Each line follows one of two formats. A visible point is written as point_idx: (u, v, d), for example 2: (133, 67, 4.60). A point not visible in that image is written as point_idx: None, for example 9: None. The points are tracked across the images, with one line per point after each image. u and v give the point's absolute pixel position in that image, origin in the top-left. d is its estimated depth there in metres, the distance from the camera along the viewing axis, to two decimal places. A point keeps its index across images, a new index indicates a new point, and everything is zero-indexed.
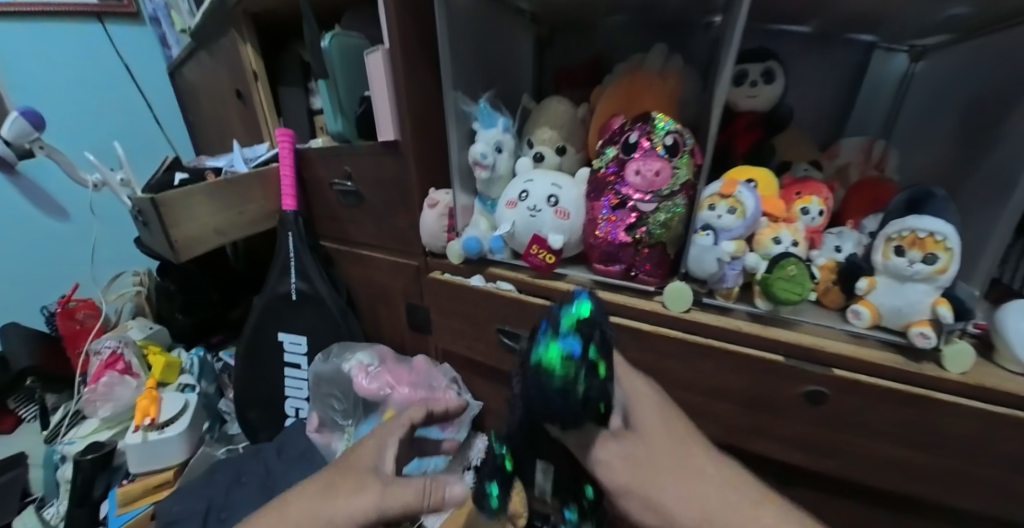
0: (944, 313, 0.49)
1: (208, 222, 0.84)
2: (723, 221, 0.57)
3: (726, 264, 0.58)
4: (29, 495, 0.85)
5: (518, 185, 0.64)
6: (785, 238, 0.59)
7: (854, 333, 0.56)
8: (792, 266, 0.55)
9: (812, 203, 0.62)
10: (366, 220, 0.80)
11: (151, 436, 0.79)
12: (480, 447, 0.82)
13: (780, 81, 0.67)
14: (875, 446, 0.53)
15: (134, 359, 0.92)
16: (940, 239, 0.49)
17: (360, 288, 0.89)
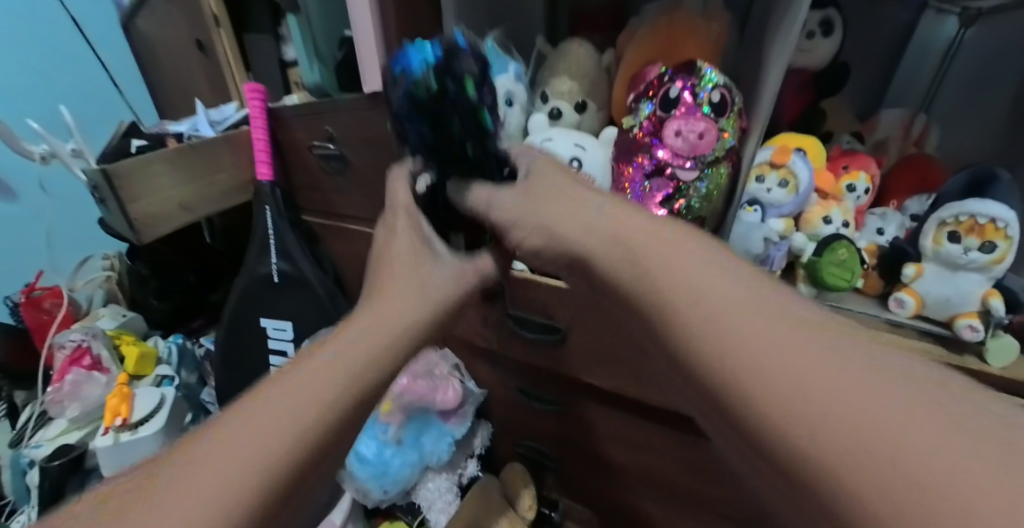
0: (996, 306, 0.46)
1: (171, 196, 0.74)
2: (772, 195, 0.52)
3: (772, 245, 0.54)
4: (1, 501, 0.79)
5: (534, 145, 0.55)
6: (836, 218, 0.53)
7: (894, 322, 0.51)
8: (843, 249, 0.50)
9: (861, 180, 0.55)
10: (353, 192, 0.70)
11: (123, 438, 0.72)
12: (482, 437, 0.75)
13: (839, 34, 0.58)
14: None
15: (104, 353, 0.83)
16: (1002, 226, 0.45)
17: (350, 266, 0.80)
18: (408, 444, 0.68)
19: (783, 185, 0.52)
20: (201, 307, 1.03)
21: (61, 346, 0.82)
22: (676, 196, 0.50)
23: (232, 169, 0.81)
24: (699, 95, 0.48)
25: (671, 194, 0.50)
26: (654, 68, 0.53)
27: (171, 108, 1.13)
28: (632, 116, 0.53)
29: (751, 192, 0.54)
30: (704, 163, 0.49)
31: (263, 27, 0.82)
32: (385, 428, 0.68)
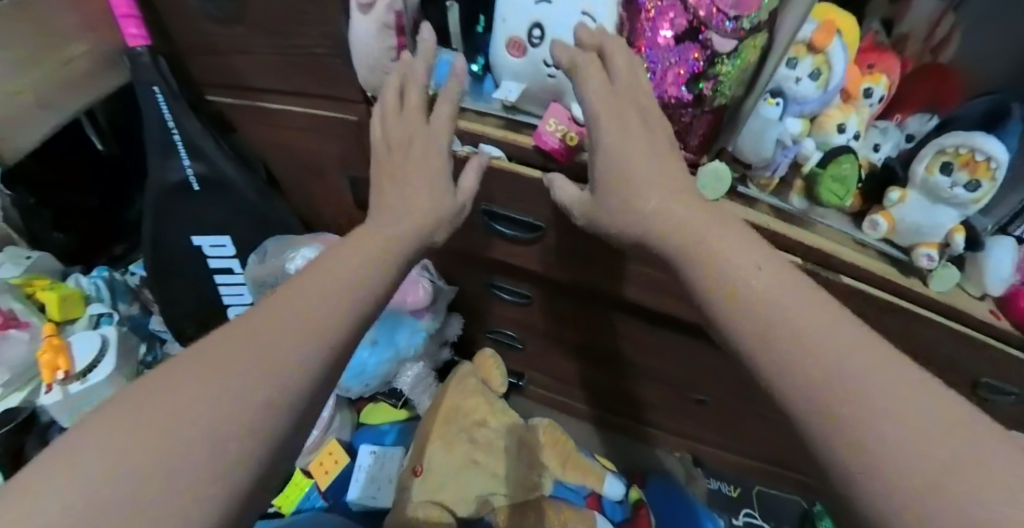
0: (958, 242, 0.43)
1: (19, 86, 0.53)
2: (800, 89, 0.41)
3: (782, 148, 0.44)
4: None
5: (525, 11, 0.42)
6: (852, 128, 0.43)
7: (859, 240, 0.47)
8: (847, 162, 0.42)
9: (880, 85, 0.44)
10: (261, 53, 0.54)
11: (72, 389, 0.60)
12: (455, 326, 0.72)
13: None
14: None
15: (17, 306, 0.63)
16: (995, 166, 0.39)
17: (276, 156, 0.66)
18: (380, 344, 0.65)
19: (815, 76, 0.40)
20: (124, 228, 0.82)
21: None
22: (703, 76, 0.38)
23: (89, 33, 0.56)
24: None
25: (692, 79, 0.38)
26: None
27: None
28: None
29: (775, 80, 0.41)
30: (742, 27, 0.35)
31: None
32: None
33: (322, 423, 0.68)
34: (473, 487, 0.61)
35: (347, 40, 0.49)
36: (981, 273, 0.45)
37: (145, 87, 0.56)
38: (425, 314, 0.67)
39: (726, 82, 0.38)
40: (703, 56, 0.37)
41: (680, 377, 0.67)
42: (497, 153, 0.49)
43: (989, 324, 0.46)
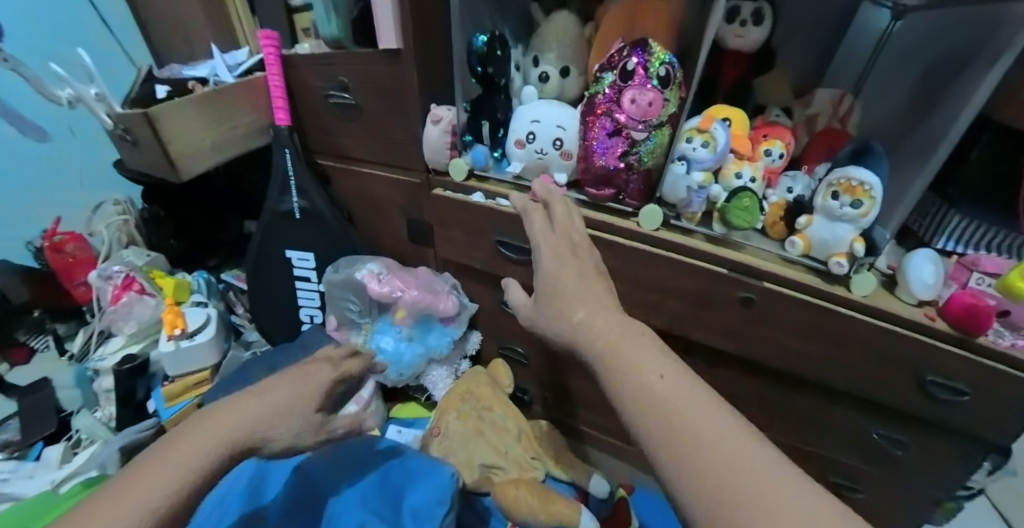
0: (858, 248, 0.61)
1: (204, 137, 0.84)
2: (697, 154, 0.68)
3: (693, 191, 0.70)
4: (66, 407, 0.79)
5: (526, 125, 0.77)
6: (745, 174, 0.69)
7: (785, 256, 0.69)
8: (747, 198, 0.67)
9: (775, 146, 0.70)
10: (361, 133, 0.87)
11: (182, 345, 0.73)
12: (474, 341, 0.94)
13: (768, 23, 0.71)
14: (784, 340, 0.70)
15: (147, 280, 0.78)
16: (867, 188, 0.59)
17: (354, 203, 0.95)
18: (417, 340, 0.87)
19: (705, 146, 0.67)
20: (213, 245, 0.95)
21: (107, 277, 0.77)
22: (632, 150, 0.71)
23: (253, 114, 0.90)
24: (651, 70, 0.68)
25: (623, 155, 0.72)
26: (616, 43, 0.74)
27: None
28: (600, 82, 0.73)
29: (680, 149, 0.69)
30: (650, 125, 0.70)
31: None
32: (399, 328, 0.86)
33: (361, 401, 0.83)
34: (476, 455, 0.81)
35: (420, 134, 0.82)
36: (906, 282, 0.61)
37: (277, 146, 0.84)
38: (452, 322, 0.89)
39: (645, 155, 0.72)
40: (628, 142, 0.71)
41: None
42: (508, 204, 0.81)
43: (903, 318, 0.61)
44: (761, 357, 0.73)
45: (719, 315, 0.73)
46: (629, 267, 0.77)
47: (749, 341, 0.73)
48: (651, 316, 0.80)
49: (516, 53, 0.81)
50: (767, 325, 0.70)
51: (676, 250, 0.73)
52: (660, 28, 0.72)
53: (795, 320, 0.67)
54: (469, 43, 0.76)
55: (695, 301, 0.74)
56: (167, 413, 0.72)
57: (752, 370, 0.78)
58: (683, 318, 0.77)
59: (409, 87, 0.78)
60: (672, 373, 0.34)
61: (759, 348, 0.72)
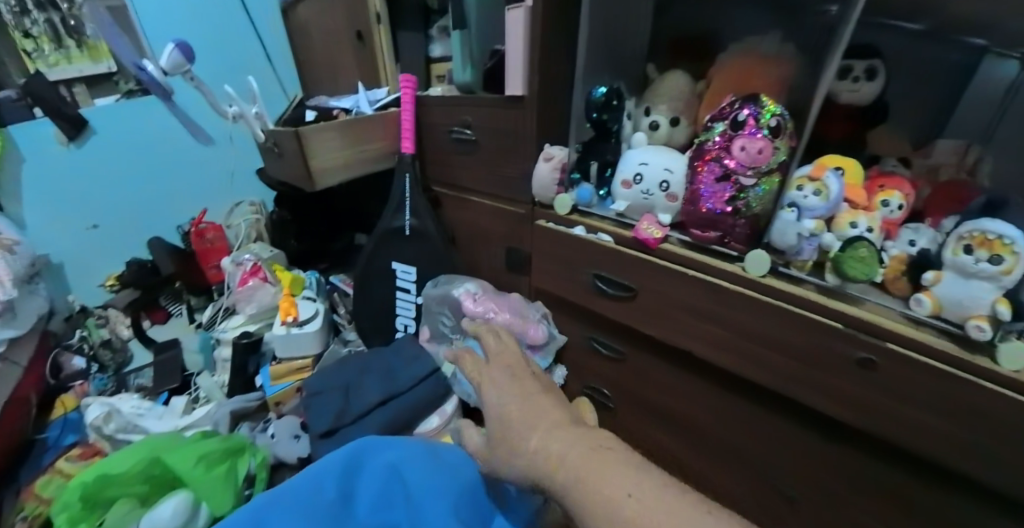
0: (1002, 310, 0.59)
1: (337, 156, 0.95)
2: (808, 201, 0.70)
3: (804, 239, 0.71)
4: (189, 370, 0.93)
5: (634, 167, 0.82)
6: (861, 223, 0.72)
7: (913, 317, 0.67)
8: (864, 248, 0.68)
9: (893, 198, 0.74)
10: (476, 166, 0.97)
11: (293, 330, 0.85)
12: (559, 373, 1.07)
13: (881, 79, 0.78)
14: (915, 415, 0.63)
15: (270, 272, 0.94)
16: (1007, 242, 0.58)
17: (462, 229, 1.06)
18: None
19: (817, 194, 0.70)
20: (327, 252, 1.13)
21: (239, 263, 0.95)
22: (739, 195, 0.75)
23: (381, 141, 1.01)
24: (762, 121, 0.72)
25: (729, 199, 0.75)
26: (726, 97, 0.80)
27: (314, 83, 1.39)
28: (709, 131, 0.78)
29: (790, 197, 0.73)
30: (758, 173, 0.74)
31: (417, 27, 1.05)
32: (487, 350, 0.88)
33: (443, 417, 0.84)
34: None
35: (531, 170, 0.88)
36: None
37: (399, 169, 0.94)
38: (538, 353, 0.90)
39: (751, 201, 0.75)
40: (736, 187, 0.75)
41: (764, 456, 0.83)
42: (608, 239, 0.85)
43: None
44: (885, 432, 0.67)
45: (834, 377, 0.70)
46: (734, 314, 0.77)
47: (864, 411, 0.68)
48: (751, 368, 0.78)
49: (629, 104, 0.88)
50: (891, 394, 0.65)
51: (785, 299, 0.72)
52: (770, 88, 0.77)
53: (928, 393, 0.62)
54: (588, 94, 0.84)
55: (804, 359, 0.72)
56: (271, 389, 0.83)
57: (865, 446, 0.72)
58: (788, 375, 0.74)
59: (526, 129, 0.86)
60: (610, 469, 0.34)
61: (878, 419, 0.67)
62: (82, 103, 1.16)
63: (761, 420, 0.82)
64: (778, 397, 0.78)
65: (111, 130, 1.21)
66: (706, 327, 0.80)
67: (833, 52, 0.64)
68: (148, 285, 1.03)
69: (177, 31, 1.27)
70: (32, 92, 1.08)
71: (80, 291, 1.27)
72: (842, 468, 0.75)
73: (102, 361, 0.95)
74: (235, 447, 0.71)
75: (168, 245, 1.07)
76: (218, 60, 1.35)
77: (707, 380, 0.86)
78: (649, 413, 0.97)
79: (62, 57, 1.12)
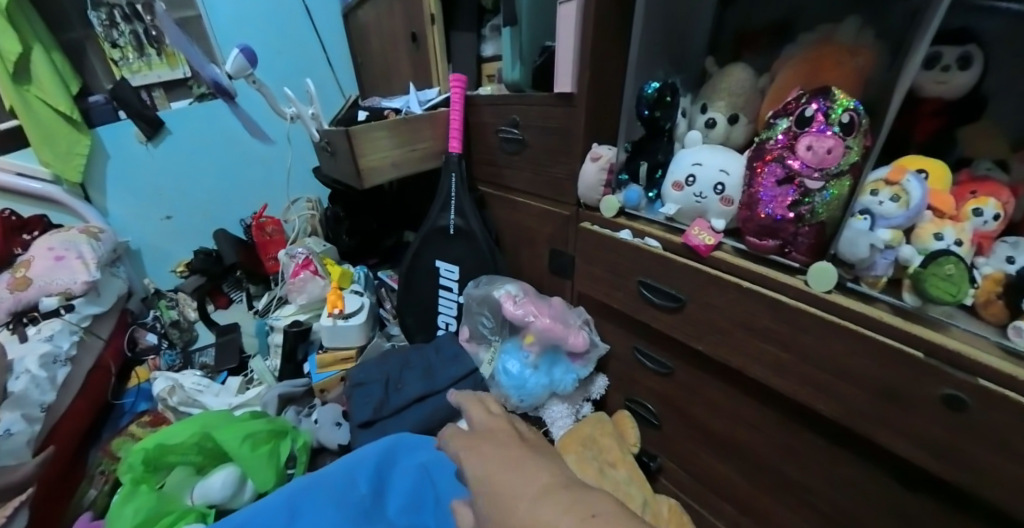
0: None
1: (387, 154, 0.97)
2: (884, 208, 0.63)
3: (879, 252, 0.65)
4: (246, 353, 0.98)
5: (686, 169, 0.77)
6: (948, 236, 0.64)
7: (1012, 351, 0.58)
8: (951, 265, 0.60)
9: (987, 206, 0.65)
10: (523, 166, 0.96)
11: (339, 322, 0.87)
12: (600, 384, 1.04)
13: (978, 67, 0.68)
14: (1018, 473, 0.54)
15: (321, 266, 0.98)
16: None
17: (507, 229, 1.06)
18: (541, 370, 0.86)
19: (894, 200, 0.63)
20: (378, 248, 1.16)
21: (292, 256, 0.99)
22: (803, 201, 0.69)
23: (430, 140, 1.03)
24: (831, 118, 0.66)
25: (791, 205, 0.69)
26: (793, 91, 0.73)
27: (373, 84, 1.44)
28: (772, 128, 0.73)
29: (863, 203, 0.66)
30: (826, 176, 0.67)
31: (470, 27, 1.05)
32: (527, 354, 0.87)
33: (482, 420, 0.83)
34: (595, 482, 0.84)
35: (578, 171, 0.86)
36: None
37: (446, 168, 0.95)
38: (578, 360, 0.87)
39: (818, 208, 0.68)
40: (799, 191, 0.69)
41: (830, 499, 0.75)
42: (656, 245, 0.81)
43: None
44: (977, 486, 0.58)
45: (916, 417, 0.62)
46: (795, 333, 0.71)
47: (950, 458, 0.59)
48: (813, 393, 0.71)
49: (684, 102, 0.83)
50: (986, 444, 0.56)
51: (853, 320, 0.65)
52: (849, 82, 0.70)
53: None
54: (639, 90, 0.79)
55: (877, 390, 0.65)
56: (317, 377, 0.86)
57: (949, 497, 0.63)
58: (857, 407, 0.67)
59: (575, 129, 0.84)
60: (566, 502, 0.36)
61: (968, 470, 0.58)
62: (160, 106, 1.29)
63: (828, 456, 0.74)
64: (844, 428, 0.71)
65: (185, 131, 1.32)
66: (767, 347, 0.74)
67: (919, 37, 0.57)
68: (214, 272, 1.12)
69: (250, 37, 1.38)
70: (119, 97, 1.20)
71: (155, 273, 1.39)
72: (924, 522, 0.66)
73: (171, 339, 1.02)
74: (278, 429, 0.74)
75: (233, 236, 1.15)
76: (284, 62, 1.45)
77: (766, 406, 0.79)
78: (699, 435, 0.91)
79: (144, 64, 1.24)
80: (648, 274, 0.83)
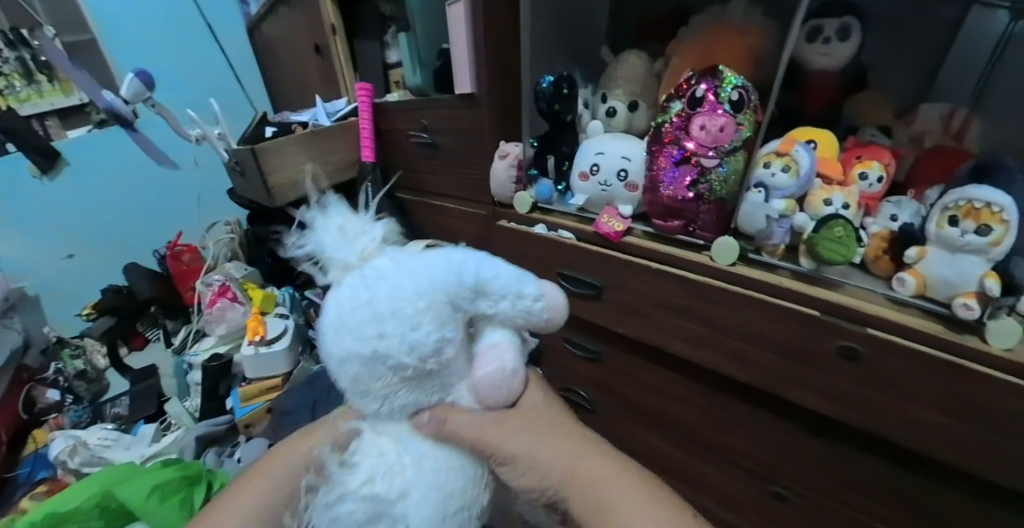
0: (991, 286, 0.54)
1: (298, 168, 0.94)
2: (777, 179, 0.66)
3: (775, 222, 0.67)
4: (165, 397, 0.98)
5: (590, 158, 0.78)
6: (837, 201, 0.66)
7: (897, 300, 0.63)
8: (840, 227, 0.63)
9: (871, 169, 0.68)
10: (439, 170, 0.95)
11: (262, 350, 0.87)
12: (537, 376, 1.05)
13: (857, 38, 0.71)
14: (909, 409, 0.59)
15: (240, 291, 0.98)
16: (997, 210, 0.53)
17: (432, 234, 1.05)
18: None
19: (784, 171, 0.65)
20: (306, 266, 1.14)
21: (209, 284, 0.99)
22: (702, 179, 0.71)
23: (344, 151, 1.01)
24: (721, 96, 0.67)
25: (692, 184, 0.71)
26: (686, 72, 0.74)
27: (288, 98, 1.39)
28: (667, 111, 0.73)
29: (759, 176, 0.68)
30: (722, 152, 0.69)
31: (373, 33, 1.03)
32: None
33: None
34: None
35: (490, 169, 0.87)
36: None
37: (361, 177, 0.93)
38: None
39: (717, 185, 0.70)
40: (698, 170, 0.71)
41: (755, 458, 0.79)
42: (570, 236, 0.82)
43: None
44: (881, 429, 0.63)
45: (822, 374, 0.66)
46: (707, 307, 0.73)
47: (856, 407, 0.64)
48: (729, 362, 0.75)
49: (586, 92, 0.84)
50: (879, 388, 0.61)
51: (756, 288, 0.69)
52: (741, 59, 0.71)
53: (923, 387, 0.58)
54: (537, 85, 0.79)
55: (783, 351, 0.68)
56: (241, 411, 0.84)
57: (856, 442, 0.68)
58: (768, 369, 0.71)
59: (481, 127, 0.84)
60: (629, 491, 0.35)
61: (871, 415, 0.63)
62: (55, 135, 1.19)
63: (750, 419, 0.78)
64: (761, 391, 0.75)
65: (88, 160, 1.25)
66: (684, 324, 0.77)
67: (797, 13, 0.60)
68: (126, 311, 1.07)
69: (151, 56, 1.30)
70: (8, 129, 1.11)
71: (59, 319, 1.29)
72: (836, 467, 0.71)
73: (77, 393, 0.99)
74: (190, 476, 0.69)
75: (146, 270, 1.10)
76: (191, 81, 1.38)
77: (690, 379, 0.82)
78: (637, 416, 0.93)
79: (34, 92, 1.15)
80: (567, 265, 0.85)
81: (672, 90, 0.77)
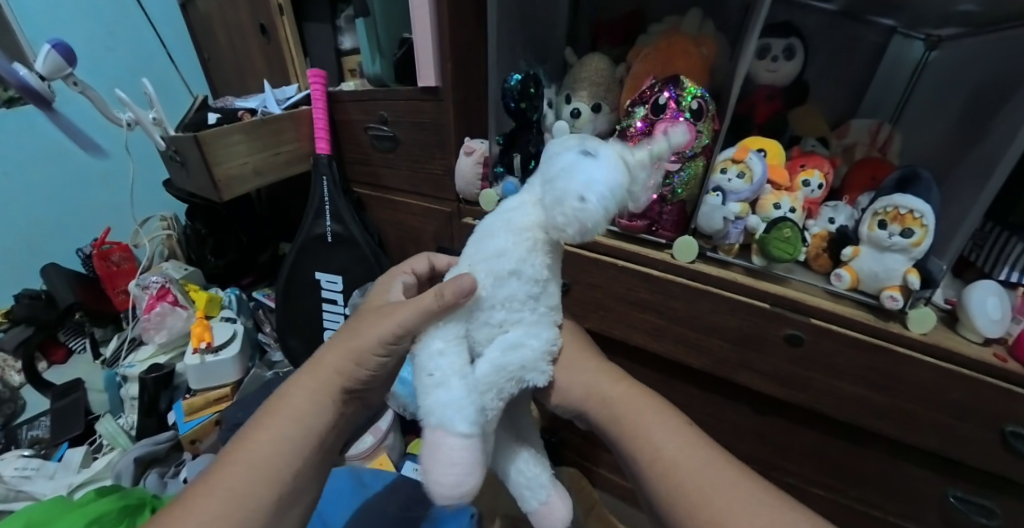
0: (912, 280, 0.60)
1: (246, 162, 0.88)
2: (733, 185, 0.69)
3: (731, 222, 0.70)
4: (92, 414, 0.89)
5: None
6: (785, 204, 0.71)
7: (834, 293, 0.68)
8: (788, 229, 0.67)
9: (813, 177, 0.73)
10: (399, 164, 0.92)
11: (208, 358, 0.82)
12: None
13: (800, 56, 0.75)
14: (846, 388, 0.67)
15: (181, 293, 0.91)
16: (918, 216, 0.59)
17: (391, 231, 1.01)
18: None
19: (740, 176, 0.69)
20: (251, 265, 1.08)
21: (145, 287, 0.90)
22: (666, 182, 0.73)
23: (295, 142, 0.95)
24: (682, 103, 0.70)
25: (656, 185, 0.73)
26: (647, 79, 0.76)
27: (227, 84, 1.30)
28: (631, 116, 0.75)
29: (716, 180, 0.71)
30: (683, 157, 0.71)
31: (323, 17, 0.97)
32: None
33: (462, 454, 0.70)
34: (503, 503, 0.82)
35: (453, 165, 0.85)
36: (969, 317, 0.59)
37: (317, 169, 0.88)
38: None
39: (679, 188, 0.73)
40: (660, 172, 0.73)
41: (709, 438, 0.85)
42: None
43: (971, 358, 0.57)
44: (822, 407, 0.70)
45: (773, 361, 0.71)
46: (668, 302, 0.76)
47: (801, 388, 0.70)
48: (687, 353, 0.78)
49: (550, 92, 0.84)
50: (822, 371, 0.68)
51: (711, 282, 0.72)
52: (698, 66, 0.74)
53: (857, 368, 0.65)
54: (504, 82, 0.78)
55: (737, 341, 0.73)
56: (185, 427, 0.79)
57: (797, 418, 0.76)
58: (722, 359, 0.75)
59: (446, 123, 0.82)
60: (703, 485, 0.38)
61: (814, 396, 0.69)
62: None
63: (703, 401, 0.84)
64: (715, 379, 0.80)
65: None
66: (646, 317, 0.79)
67: (750, 30, 0.63)
68: (46, 319, 0.97)
69: (66, 30, 1.16)
70: None
71: None
72: (776, 439, 0.79)
73: None
74: (132, 504, 0.63)
75: (67, 271, 0.99)
76: (116, 60, 1.25)
77: (651, 368, 0.86)
78: None
79: None
80: None
81: (633, 98, 0.79)
